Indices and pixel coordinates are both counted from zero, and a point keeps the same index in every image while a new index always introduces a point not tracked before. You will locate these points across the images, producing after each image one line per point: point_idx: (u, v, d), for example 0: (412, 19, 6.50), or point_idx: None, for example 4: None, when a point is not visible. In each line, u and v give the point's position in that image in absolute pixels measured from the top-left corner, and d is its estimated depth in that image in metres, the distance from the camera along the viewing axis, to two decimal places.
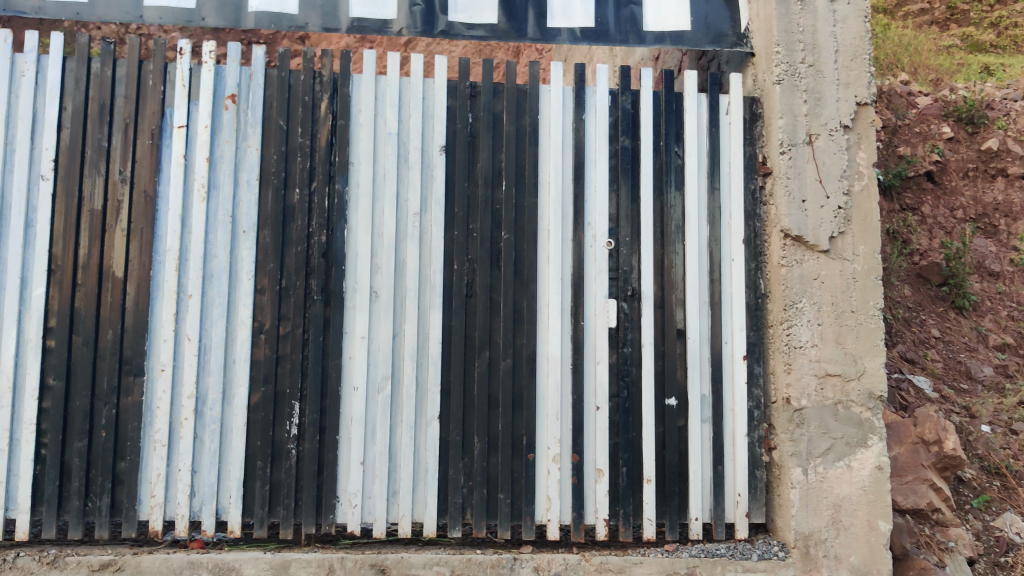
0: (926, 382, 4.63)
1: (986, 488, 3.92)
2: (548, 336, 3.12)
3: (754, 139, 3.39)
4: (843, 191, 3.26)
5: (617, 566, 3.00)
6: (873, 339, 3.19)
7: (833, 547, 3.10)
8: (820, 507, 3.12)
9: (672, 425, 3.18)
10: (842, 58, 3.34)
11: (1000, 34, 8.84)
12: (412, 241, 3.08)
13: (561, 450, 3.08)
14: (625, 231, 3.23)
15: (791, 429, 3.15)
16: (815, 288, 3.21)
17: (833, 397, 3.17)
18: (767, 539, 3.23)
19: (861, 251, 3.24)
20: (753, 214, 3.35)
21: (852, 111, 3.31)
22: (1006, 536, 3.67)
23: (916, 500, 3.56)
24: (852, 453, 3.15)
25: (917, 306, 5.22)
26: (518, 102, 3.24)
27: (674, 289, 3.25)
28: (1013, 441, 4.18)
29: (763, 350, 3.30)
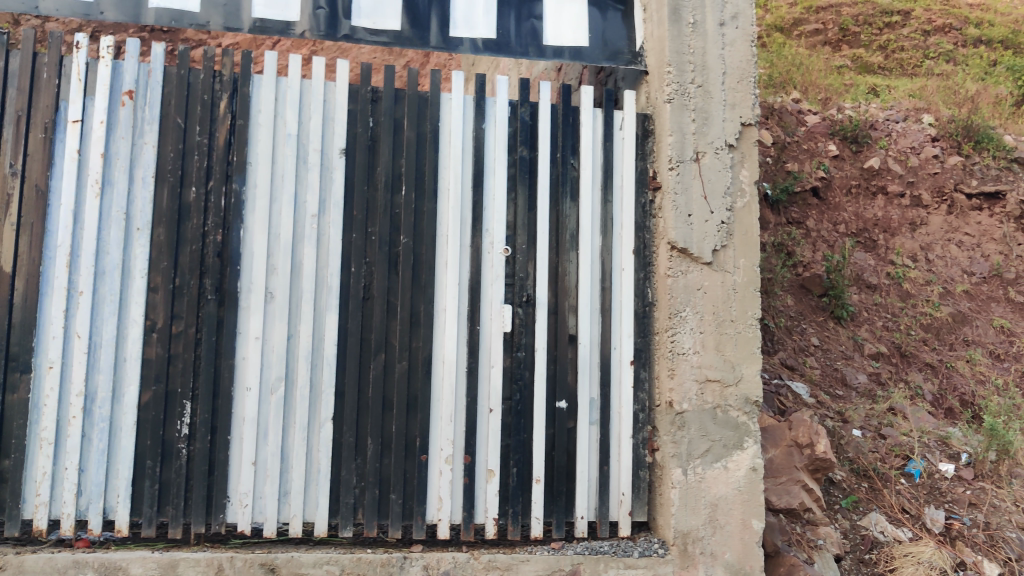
0: (803, 387, 4.90)
1: (854, 488, 4.18)
2: (444, 339, 3.20)
3: (645, 154, 3.54)
4: (726, 207, 3.44)
5: (505, 563, 3.09)
6: (749, 348, 3.39)
7: (709, 544, 3.26)
8: (698, 506, 3.27)
9: (562, 427, 3.29)
10: (729, 80, 3.51)
11: (888, 56, 9.85)
12: (310, 243, 3.11)
13: (453, 450, 3.16)
14: (522, 238, 3.32)
15: (673, 431, 3.30)
16: (698, 297, 3.38)
17: (712, 402, 3.34)
18: (647, 537, 3.37)
19: (741, 264, 3.44)
20: (643, 226, 3.49)
21: (736, 131, 3.49)
22: (870, 535, 3.90)
23: (790, 500, 3.74)
24: (729, 454, 3.34)
25: (799, 315, 5.70)
26: (419, 108, 3.30)
27: (568, 296, 3.36)
28: (881, 444, 4.52)
29: (649, 355, 3.44)
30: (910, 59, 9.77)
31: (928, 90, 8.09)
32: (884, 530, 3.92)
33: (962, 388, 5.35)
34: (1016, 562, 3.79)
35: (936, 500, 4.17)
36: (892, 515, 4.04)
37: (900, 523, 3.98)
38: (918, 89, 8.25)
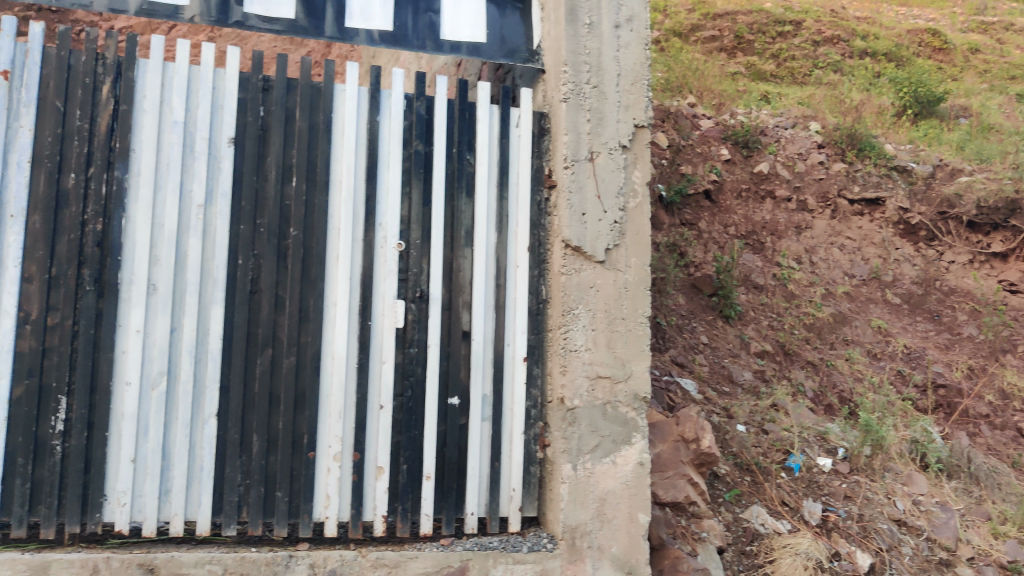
0: (691, 384, 5.03)
1: (737, 482, 4.31)
2: (334, 335, 3.15)
3: (541, 152, 3.56)
4: (619, 207, 3.51)
5: (392, 561, 3.07)
6: (639, 345, 3.47)
7: (597, 538, 3.31)
8: (586, 500, 3.32)
9: (453, 424, 3.28)
10: (624, 82, 3.57)
11: (779, 64, 10.17)
12: (195, 234, 3.02)
13: (342, 447, 3.12)
14: (416, 233, 3.29)
15: (563, 427, 3.33)
16: (590, 295, 3.42)
17: (602, 398, 3.40)
18: (537, 532, 3.40)
19: (633, 263, 3.51)
20: (538, 223, 3.52)
21: (630, 132, 3.56)
22: (752, 527, 4.02)
23: (675, 493, 3.80)
24: (618, 450, 3.40)
25: (690, 314, 5.86)
26: (312, 99, 3.24)
27: (461, 292, 3.34)
28: (763, 439, 4.67)
29: (542, 352, 3.47)
30: (800, 68, 10.13)
31: (816, 100, 8.51)
32: (765, 523, 4.05)
33: (841, 386, 5.65)
34: (886, 552, 4.04)
35: (814, 494, 4.38)
36: (772, 508, 4.19)
37: (779, 516, 4.14)
38: (806, 98, 8.65)
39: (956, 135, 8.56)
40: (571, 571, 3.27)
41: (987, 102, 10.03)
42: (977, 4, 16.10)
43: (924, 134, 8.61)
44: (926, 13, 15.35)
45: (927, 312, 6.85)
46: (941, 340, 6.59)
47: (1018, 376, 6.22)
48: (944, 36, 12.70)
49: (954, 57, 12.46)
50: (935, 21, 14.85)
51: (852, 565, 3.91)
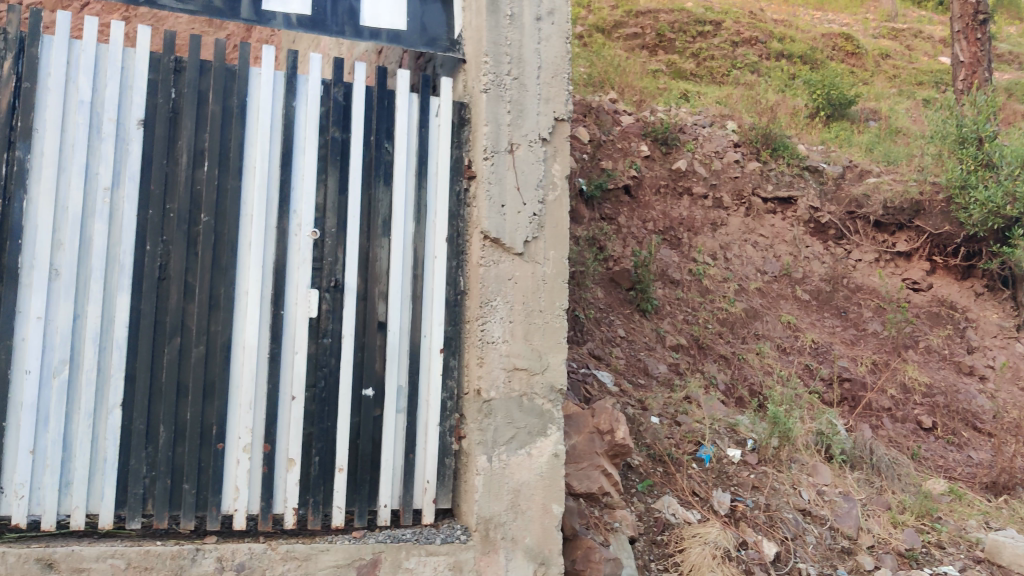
0: (608, 376, 5.08)
1: (650, 473, 4.37)
2: (245, 324, 3.08)
3: (461, 142, 3.53)
4: (538, 200, 3.52)
5: (303, 553, 3.02)
6: (556, 337, 3.48)
7: (510, 529, 3.32)
8: (501, 491, 3.33)
9: (367, 415, 3.24)
10: (544, 74, 3.57)
11: (699, 63, 10.37)
12: (101, 219, 2.91)
13: (252, 439, 3.06)
14: (331, 221, 3.24)
15: (479, 419, 3.34)
16: (508, 287, 3.42)
17: (519, 390, 3.40)
18: (450, 524, 3.39)
19: (551, 256, 3.52)
20: (457, 214, 3.50)
21: (549, 125, 3.57)
22: (663, 517, 4.08)
23: (589, 484, 3.84)
24: (533, 441, 3.41)
25: (608, 307, 5.91)
26: (225, 81, 3.15)
27: (377, 282, 3.30)
28: (676, 430, 4.77)
29: (458, 344, 3.46)
30: (719, 68, 10.33)
31: (733, 99, 8.72)
32: (676, 513, 4.12)
33: (752, 378, 5.80)
34: (791, 540, 4.18)
35: (723, 484, 4.48)
36: (683, 497, 4.26)
37: (690, 505, 4.21)
38: (724, 98, 8.87)
39: (864, 137, 8.88)
40: (484, 562, 3.27)
41: (895, 106, 10.38)
42: (889, 11, 16.66)
43: (835, 135, 8.87)
44: (840, 18, 15.80)
45: (834, 308, 7.06)
46: (847, 336, 6.80)
47: (918, 372, 6.49)
48: (857, 41, 13.10)
49: (865, 62, 12.87)
50: (849, 26, 15.30)
51: (759, 553, 4.01)
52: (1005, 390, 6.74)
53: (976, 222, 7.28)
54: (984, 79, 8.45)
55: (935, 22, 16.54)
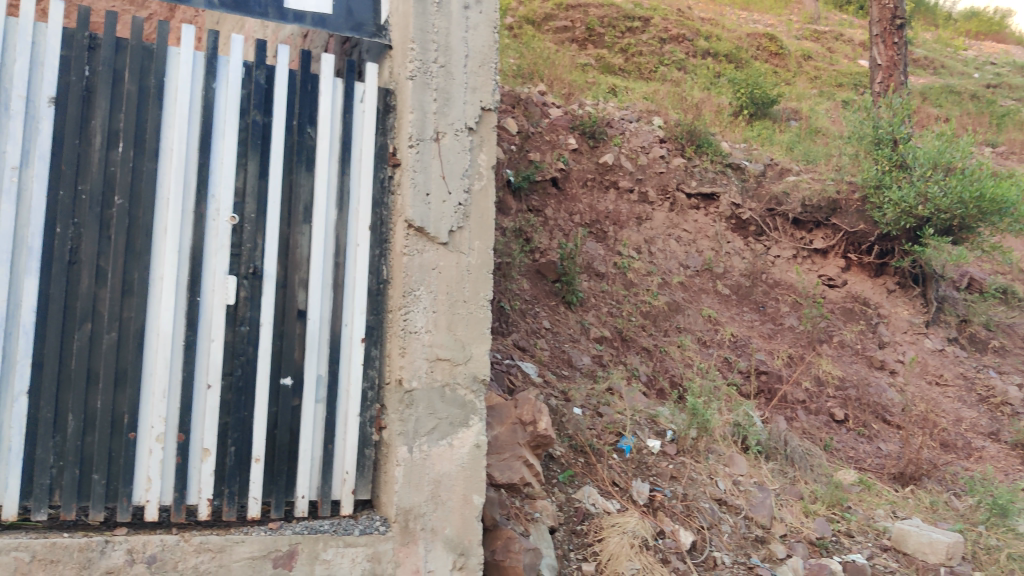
0: (532, 367, 5.10)
1: (571, 463, 4.40)
2: (159, 310, 2.99)
3: (385, 129, 3.47)
4: (463, 189, 3.50)
5: (217, 545, 2.96)
6: (479, 328, 3.48)
7: (430, 520, 3.31)
8: (421, 482, 3.31)
9: (285, 405, 3.19)
10: (471, 63, 3.55)
11: (627, 59, 10.46)
12: (8, 199, 2.78)
13: (165, 428, 2.98)
14: (251, 207, 3.16)
15: (400, 409, 3.31)
16: (432, 277, 3.40)
17: (441, 380, 3.39)
18: (369, 515, 3.37)
19: (476, 246, 3.50)
20: (380, 202, 3.45)
21: (476, 114, 3.55)
22: (584, 507, 4.10)
23: (511, 475, 3.86)
24: (454, 432, 3.40)
25: (534, 299, 5.93)
26: (142, 61, 3.03)
27: (298, 269, 3.24)
28: (598, 422, 4.81)
29: (380, 333, 3.42)
30: (646, 64, 10.44)
31: (660, 96, 8.85)
32: (596, 502, 4.15)
33: (673, 371, 5.91)
34: (707, 529, 4.27)
35: (643, 474, 4.55)
36: (603, 488, 4.30)
37: (610, 495, 4.26)
38: (651, 94, 8.99)
39: (786, 136, 9.08)
40: (403, 553, 3.25)
41: (816, 107, 10.64)
42: (811, 14, 17.05)
43: (758, 134, 9.05)
44: (765, 19, 16.11)
45: (753, 303, 7.21)
46: (765, 330, 6.95)
47: (831, 366, 6.68)
48: (780, 42, 13.39)
49: (788, 63, 13.15)
50: (773, 26, 15.62)
51: (676, 542, 4.09)
52: (913, 384, 6.99)
53: (890, 222, 7.53)
54: (900, 83, 8.72)
55: (855, 26, 16.99)
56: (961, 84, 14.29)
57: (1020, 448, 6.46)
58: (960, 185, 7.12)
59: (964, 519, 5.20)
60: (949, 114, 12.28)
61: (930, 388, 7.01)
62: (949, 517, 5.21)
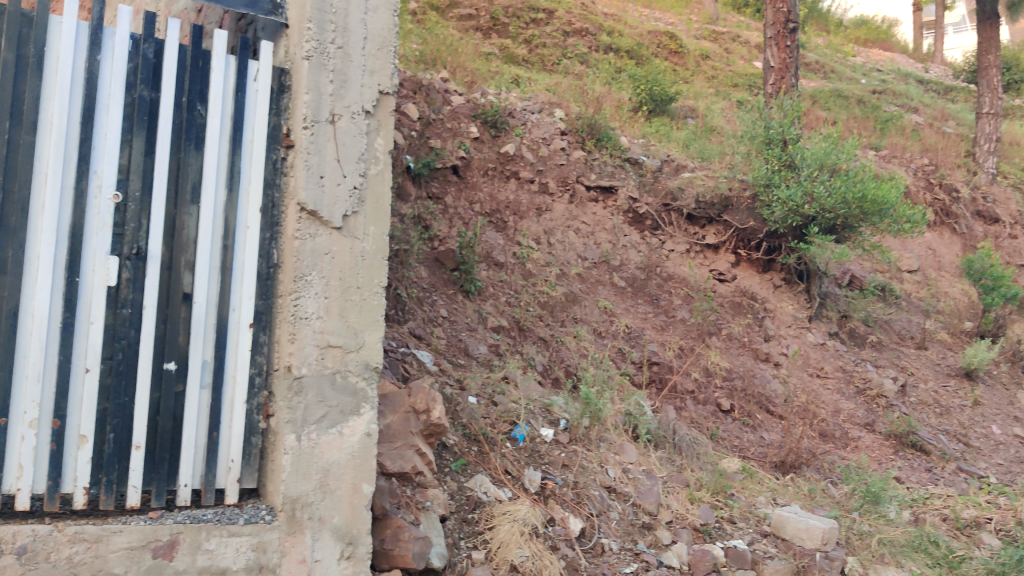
0: (427, 355, 5.08)
1: (464, 452, 4.38)
2: (35, 291, 2.83)
3: (280, 110, 3.39)
4: (359, 173, 3.45)
5: (93, 535, 2.86)
6: (371, 314, 3.44)
7: (318, 509, 3.27)
8: (309, 471, 3.26)
9: (168, 391, 3.08)
10: (370, 46, 3.50)
11: (531, 49, 10.48)
12: None
13: (40, 414, 2.83)
14: (136, 185, 3.03)
15: (289, 397, 3.26)
16: (325, 262, 3.35)
17: (332, 367, 3.35)
18: (255, 503, 3.31)
19: (371, 231, 3.47)
20: (273, 184, 3.36)
21: (373, 98, 3.51)
22: (475, 495, 4.11)
23: (403, 464, 3.82)
24: (345, 420, 3.36)
25: (431, 287, 5.91)
26: (20, 28, 2.86)
27: (184, 251, 3.13)
28: (492, 410, 4.82)
29: (269, 318, 3.34)
30: (550, 56, 10.50)
31: (561, 88, 8.94)
32: (488, 491, 4.17)
33: (568, 361, 5.97)
34: (595, 517, 4.35)
35: (535, 462, 4.61)
36: (496, 476, 4.32)
37: (502, 483, 4.28)
38: (553, 85, 9.07)
39: (682, 133, 9.29)
40: (289, 543, 3.21)
41: (712, 106, 10.91)
42: (711, 14, 17.46)
43: (656, 130, 9.24)
44: (666, 17, 16.42)
45: (647, 295, 7.35)
46: (657, 322, 7.09)
47: (719, 357, 6.88)
48: (680, 40, 13.67)
49: (687, 61, 13.42)
50: (674, 25, 15.93)
51: (565, 530, 4.15)
52: (796, 376, 7.26)
53: (778, 219, 7.77)
54: (791, 85, 9.03)
55: (751, 28, 17.49)
56: (849, 89, 14.88)
57: (892, 438, 6.79)
58: (844, 186, 7.39)
59: (839, 506, 5.45)
60: (837, 117, 12.78)
61: (811, 380, 7.30)
62: (825, 504, 5.44)
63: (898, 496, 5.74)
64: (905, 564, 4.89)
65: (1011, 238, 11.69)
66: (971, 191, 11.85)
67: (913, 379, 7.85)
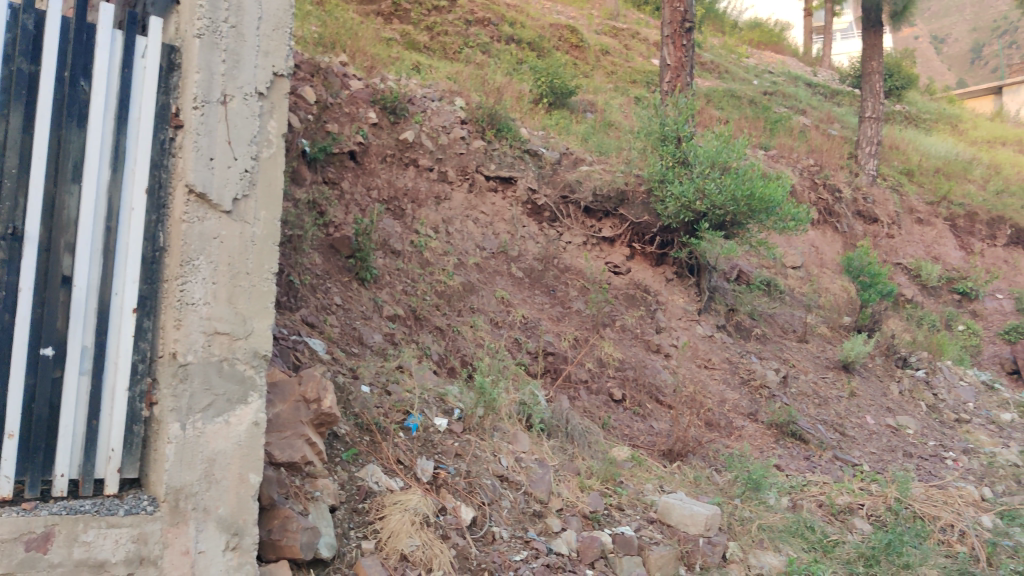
0: (319, 344, 5.01)
1: (356, 442, 4.33)
2: None
3: (169, 89, 3.28)
4: (251, 156, 3.37)
5: None
6: (261, 301, 3.37)
7: (203, 499, 3.20)
8: (194, 460, 3.19)
9: (45, 377, 2.95)
10: (265, 26, 3.42)
11: (433, 37, 10.44)
12: None
13: None
14: (13, 161, 2.91)
15: (174, 384, 3.17)
16: (213, 246, 3.27)
17: (219, 354, 3.27)
18: (136, 494, 3.21)
19: (262, 216, 3.39)
20: (160, 164, 3.25)
21: (267, 80, 3.43)
22: (366, 485, 4.09)
23: (292, 454, 3.77)
24: (232, 409, 3.29)
25: (325, 274, 5.82)
26: None
27: (64, 232, 3.00)
28: (386, 400, 4.79)
29: (154, 304, 3.23)
30: (451, 45, 10.48)
31: (462, 77, 8.93)
32: (379, 481, 4.15)
33: (464, 350, 5.99)
34: (487, 505, 4.39)
35: (428, 451, 4.60)
36: (387, 466, 4.30)
37: (393, 473, 4.27)
38: (454, 74, 9.06)
39: (581, 127, 9.42)
40: (172, 534, 3.13)
41: (610, 101, 11.07)
42: (611, 10, 17.72)
43: (555, 122, 9.34)
44: (568, 10, 16.58)
45: (544, 286, 7.42)
46: (553, 313, 7.17)
47: (612, 348, 7.01)
48: (581, 35, 13.82)
49: (587, 55, 13.56)
50: (576, 19, 16.10)
51: (456, 519, 4.17)
52: (685, 367, 7.47)
53: (671, 215, 7.97)
54: (686, 84, 9.24)
55: (650, 26, 17.82)
56: (741, 90, 15.34)
57: (773, 427, 7.05)
58: (733, 184, 7.62)
59: (722, 493, 5.64)
60: (729, 116, 13.16)
61: (699, 371, 7.51)
62: (709, 491, 5.62)
63: (778, 483, 5.98)
64: (782, 548, 5.11)
65: (888, 238, 12.29)
66: (852, 192, 12.40)
67: (794, 371, 8.17)
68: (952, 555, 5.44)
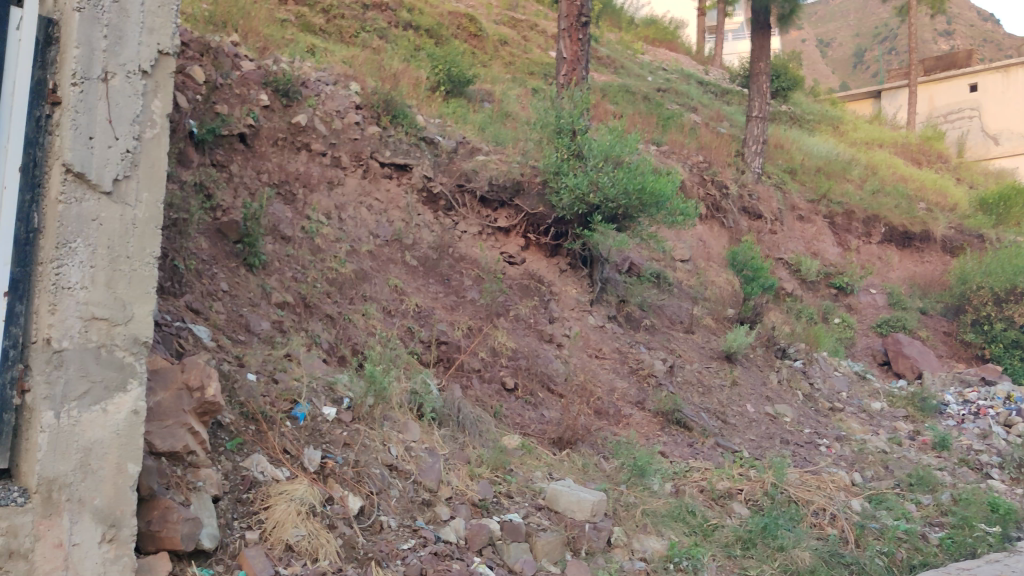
0: (204, 331, 4.88)
1: (241, 431, 4.24)
2: None
3: (46, 63, 3.12)
4: (132, 136, 3.26)
5: None
6: (142, 286, 3.27)
7: (78, 490, 3.09)
8: (68, 450, 3.07)
9: None
10: (149, 3, 3.32)
11: (329, 19, 10.26)
12: None
13: None
14: None
15: (48, 371, 3.05)
16: (91, 229, 3.16)
17: (96, 340, 3.16)
18: (5, 484, 3.06)
19: (144, 198, 3.29)
20: (36, 142, 3.09)
21: (151, 58, 3.32)
22: (251, 475, 4.02)
23: (174, 443, 3.68)
24: (110, 397, 3.18)
25: (211, 259, 5.67)
26: None
27: None
28: (272, 388, 4.70)
29: (27, 287, 3.09)
30: (348, 28, 10.33)
31: (358, 61, 8.83)
32: (264, 471, 4.08)
33: (355, 339, 5.93)
34: (375, 495, 4.38)
35: (315, 441, 4.55)
36: (273, 455, 4.23)
37: (279, 463, 4.21)
38: (349, 58, 8.95)
39: (478, 116, 9.45)
40: (44, 526, 3.03)
41: (507, 92, 11.12)
42: (509, 2, 17.80)
43: (452, 110, 9.33)
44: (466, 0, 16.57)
45: (438, 275, 7.40)
46: (447, 302, 7.16)
47: (505, 337, 7.06)
48: (479, 24, 13.84)
49: (485, 46, 13.57)
50: (474, 8, 16.11)
51: (343, 508, 4.15)
52: (576, 356, 7.60)
53: (565, 207, 8.06)
54: (581, 78, 9.36)
55: (548, 18, 17.98)
56: (635, 86, 15.65)
57: (659, 415, 7.24)
58: (625, 177, 7.77)
59: (608, 480, 5.78)
60: (624, 110, 13.41)
61: (590, 361, 7.65)
62: (597, 478, 5.75)
63: (662, 470, 6.15)
64: (665, 532, 5.28)
65: (771, 234, 12.75)
66: (738, 189, 12.82)
67: (680, 360, 8.40)
68: (823, 537, 5.70)
